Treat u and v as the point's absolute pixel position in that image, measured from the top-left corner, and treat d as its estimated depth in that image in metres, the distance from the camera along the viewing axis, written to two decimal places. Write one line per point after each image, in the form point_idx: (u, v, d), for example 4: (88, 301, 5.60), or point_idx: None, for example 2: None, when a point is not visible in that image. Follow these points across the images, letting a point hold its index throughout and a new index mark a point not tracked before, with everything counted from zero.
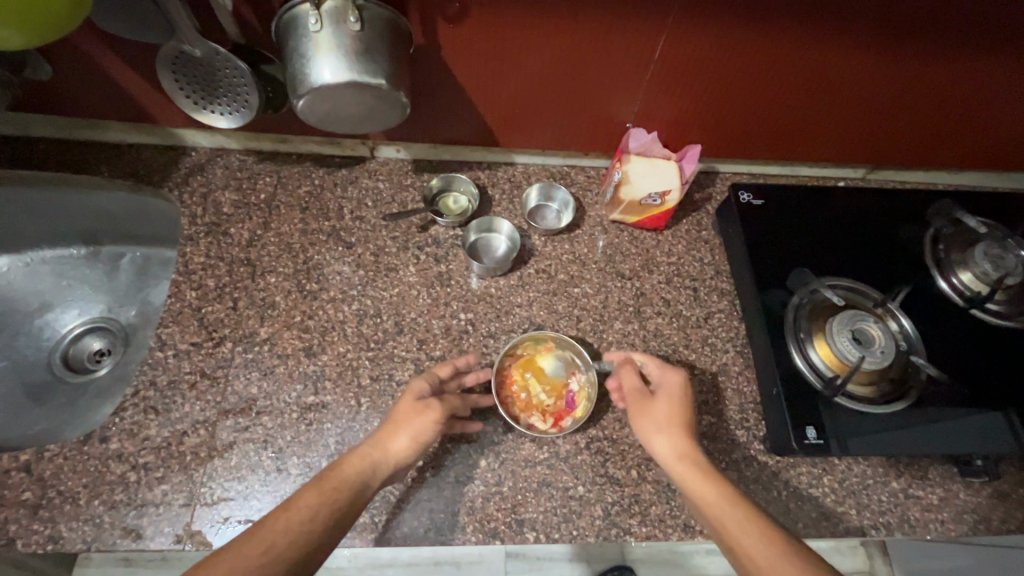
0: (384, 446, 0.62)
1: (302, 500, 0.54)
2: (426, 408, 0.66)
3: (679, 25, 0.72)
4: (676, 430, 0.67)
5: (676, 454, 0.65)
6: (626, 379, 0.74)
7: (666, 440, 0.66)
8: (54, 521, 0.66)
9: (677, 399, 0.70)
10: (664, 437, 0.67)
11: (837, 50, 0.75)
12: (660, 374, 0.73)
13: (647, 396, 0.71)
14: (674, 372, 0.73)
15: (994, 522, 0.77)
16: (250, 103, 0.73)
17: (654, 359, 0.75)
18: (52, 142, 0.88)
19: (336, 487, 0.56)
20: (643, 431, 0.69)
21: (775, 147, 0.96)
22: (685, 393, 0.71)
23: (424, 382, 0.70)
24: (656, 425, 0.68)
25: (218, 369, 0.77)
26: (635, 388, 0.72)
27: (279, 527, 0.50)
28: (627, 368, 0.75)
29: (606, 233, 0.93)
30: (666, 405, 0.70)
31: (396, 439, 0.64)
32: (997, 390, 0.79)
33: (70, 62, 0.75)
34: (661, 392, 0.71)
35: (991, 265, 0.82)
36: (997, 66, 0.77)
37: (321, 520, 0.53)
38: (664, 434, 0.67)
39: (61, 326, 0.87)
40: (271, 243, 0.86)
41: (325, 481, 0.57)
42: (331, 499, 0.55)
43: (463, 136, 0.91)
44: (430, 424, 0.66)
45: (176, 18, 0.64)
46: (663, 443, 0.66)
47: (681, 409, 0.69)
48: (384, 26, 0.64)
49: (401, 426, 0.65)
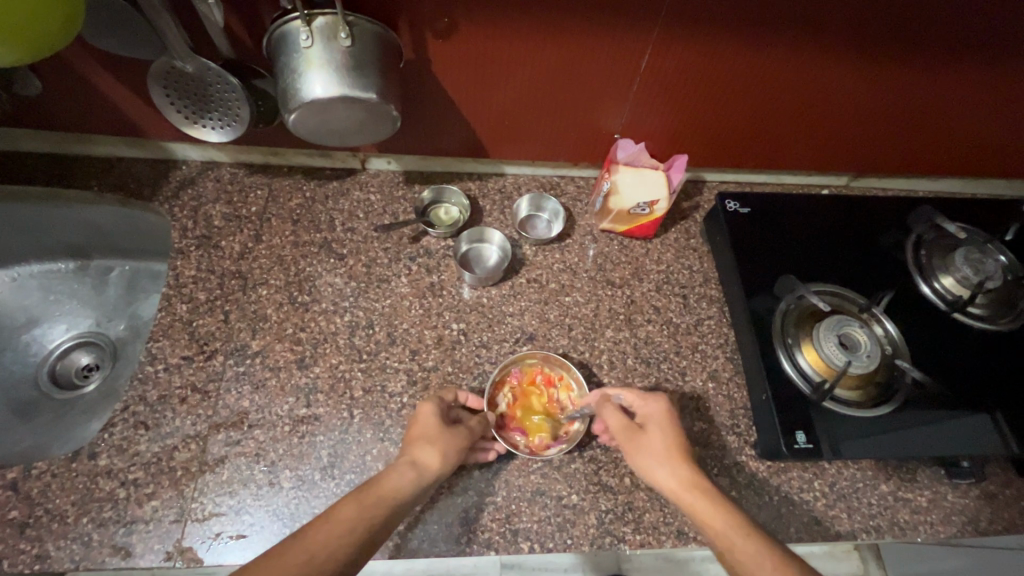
0: (418, 462, 0.63)
1: (342, 513, 0.53)
2: (453, 431, 0.69)
3: (663, 40, 0.74)
4: (674, 460, 0.66)
5: (678, 484, 0.63)
6: (611, 419, 0.72)
7: (668, 469, 0.65)
8: (41, 540, 0.65)
9: (669, 429, 0.70)
10: (666, 468, 0.65)
11: (819, 60, 0.77)
12: (645, 405, 0.73)
13: (636, 429, 0.70)
14: (655, 401, 0.73)
15: (981, 523, 0.78)
16: (240, 117, 0.73)
17: (631, 390, 0.76)
18: (41, 156, 0.88)
19: (376, 502, 0.56)
20: (642, 464, 0.67)
21: (760, 156, 0.98)
22: (671, 420, 0.71)
23: (432, 406, 0.71)
24: (655, 456, 0.67)
25: (209, 383, 0.77)
26: (623, 423, 0.71)
27: (319, 540, 0.50)
28: (606, 407, 0.73)
29: (596, 242, 0.94)
30: (659, 436, 0.69)
31: (427, 452, 0.65)
32: (980, 392, 0.80)
33: (61, 78, 0.76)
34: (650, 423, 0.71)
35: (971, 270, 0.84)
36: (972, 75, 0.80)
37: (358, 537, 0.52)
38: (664, 464, 0.65)
39: (49, 341, 0.86)
40: (263, 255, 0.86)
41: (366, 496, 0.56)
42: (369, 513, 0.55)
43: (454, 148, 0.92)
44: (455, 440, 0.68)
45: (167, 35, 0.65)
46: (666, 474, 0.65)
47: (673, 434, 0.69)
48: (374, 41, 0.65)
49: (432, 444, 0.66)
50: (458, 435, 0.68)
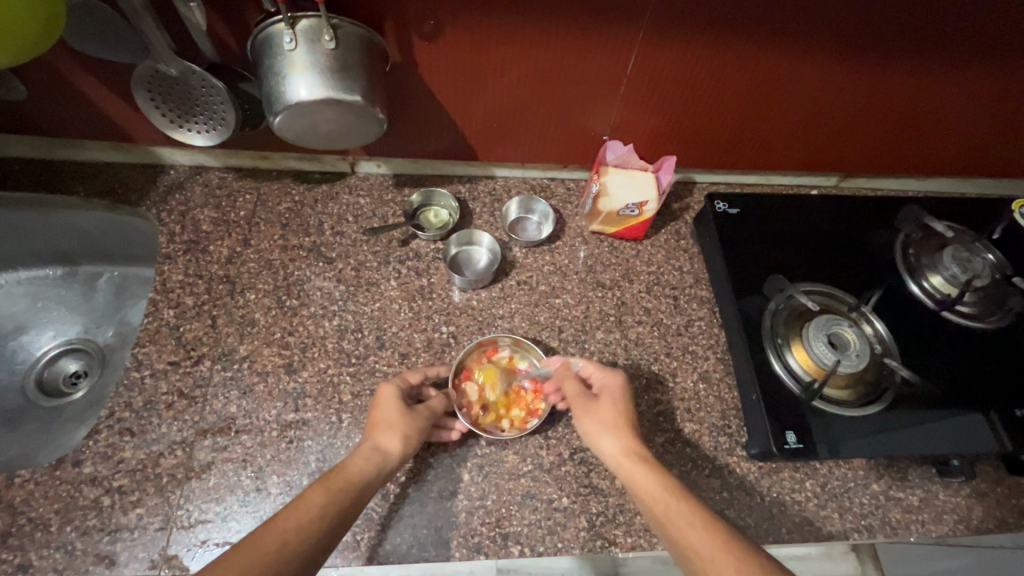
0: (381, 447, 0.64)
1: (309, 501, 0.53)
2: (415, 414, 0.69)
3: (650, 41, 0.74)
4: (621, 431, 0.68)
5: (621, 453, 0.66)
6: (567, 387, 0.74)
7: (613, 439, 0.67)
8: (23, 549, 0.65)
9: (620, 401, 0.71)
10: (611, 438, 0.67)
11: (807, 61, 0.78)
12: (600, 377, 0.74)
13: (590, 399, 0.72)
14: (610, 374, 0.75)
15: (974, 521, 0.78)
16: (226, 121, 0.73)
17: (591, 361, 0.77)
18: (25, 162, 0.87)
19: (342, 489, 0.56)
20: (589, 431, 0.69)
21: (749, 157, 0.98)
22: (625, 392, 0.72)
23: (394, 386, 0.70)
24: (603, 425, 0.69)
25: (196, 388, 0.76)
26: (578, 392, 0.73)
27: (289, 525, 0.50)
28: (567, 378, 0.76)
29: (586, 243, 0.94)
30: (609, 407, 0.70)
31: (388, 437, 0.65)
32: (970, 390, 0.80)
33: (46, 83, 0.75)
34: (604, 394, 0.72)
35: (959, 268, 0.85)
36: (958, 75, 0.80)
37: (327, 520, 0.52)
38: (610, 435, 0.68)
39: (36, 349, 0.85)
40: (251, 260, 0.86)
41: (330, 483, 0.56)
42: (337, 499, 0.55)
43: (442, 150, 0.92)
44: (417, 418, 0.68)
45: (151, 39, 0.65)
46: (610, 443, 0.67)
47: (624, 408, 0.71)
48: (358, 43, 0.65)
49: (389, 430, 0.66)
50: (419, 414, 0.69)
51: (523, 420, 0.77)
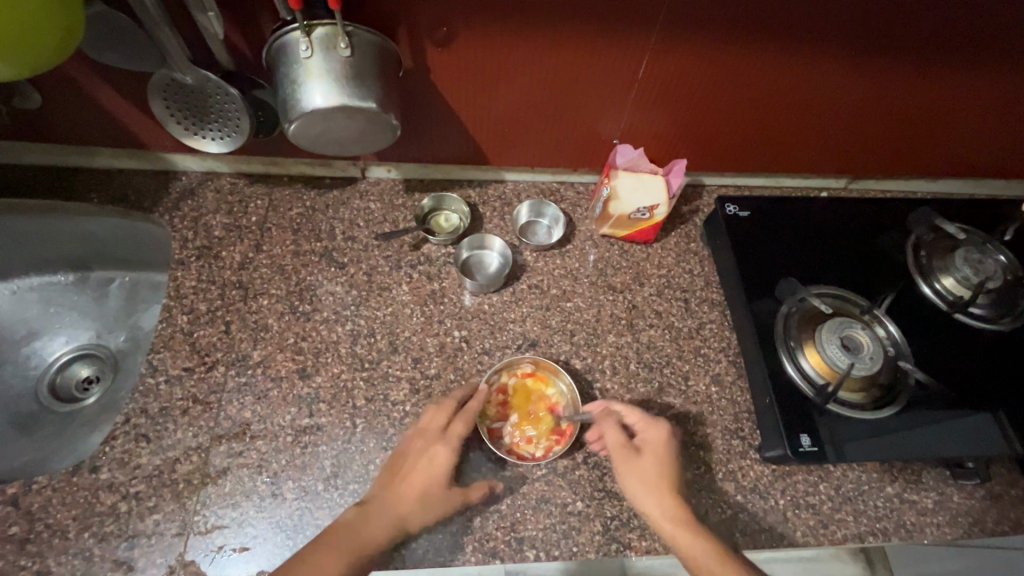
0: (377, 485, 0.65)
1: None
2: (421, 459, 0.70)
3: (661, 46, 0.74)
4: (661, 488, 0.68)
5: (660, 515, 0.67)
6: (610, 436, 0.72)
7: (657, 501, 0.68)
8: (42, 555, 0.65)
9: (663, 457, 0.71)
10: (654, 497, 0.68)
11: (817, 65, 0.78)
12: (645, 430, 0.73)
13: (633, 452, 0.71)
14: (655, 427, 0.73)
15: (988, 524, 0.78)
16: (240, 128, 0.73)
17: (635, 411, 0.74)
18: (40, 169, 0.88)
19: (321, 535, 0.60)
20: (631, 487, 0.69)
21: (758, 160, 0.98)
22: (670, 450, 0.71)
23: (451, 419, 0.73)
24: (646, 485, 0.69)
25: (210, 394, 0.76)
26: (620, 441, 0.71)
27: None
28: (608, 425, 0.73)
29: (596, 247, 0.94)
30: (654, 465, 0.70)
31: None
32: (984, 392, 0.80)
33: (61, 92, 0.76)
34: (647, 449, 0.71)
35: (971, 270, 0.84)
36: (968, 78, 0.81)
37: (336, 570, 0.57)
38: (651, 496, 0.68)
39: (48, 354, 0.86)
40: (263, 266, 0.86)
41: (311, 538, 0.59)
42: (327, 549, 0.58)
43: (452, 154, 0.92)
44: (446, 461, 0.69)
45: (167, 47, 0.65)
46: (652, 504, 0.68)
47: (668, 466, 0.70)
48: (372, 50, 0.66)
49: (432, 482, 0.68)
50: (448, 454, 0.70)
51: (517, 442, 0.76)
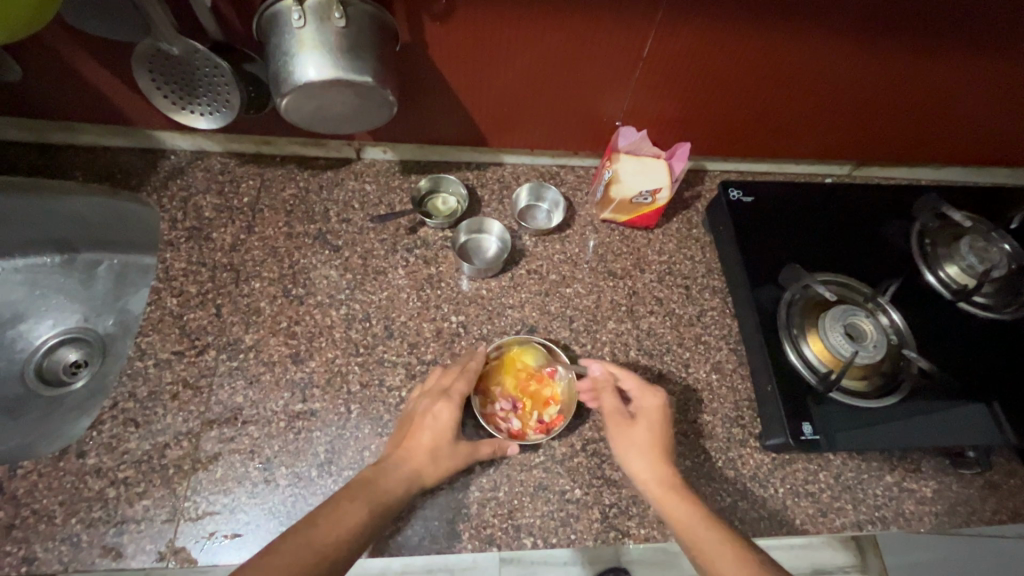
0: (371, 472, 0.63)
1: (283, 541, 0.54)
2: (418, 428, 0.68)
3: (666, 23, 0.72)
4: (657, 455, 0.68)
5: (657, 483, 0.66)
6: (606, 400, 0.73)
7: (645, 463, 0.67)
8: (28, 541, 0.63)
9: (659, 425, 0.70)
10: (642, 462, 0.67)
11: (826, 45, 0.76)
12: (642, 396, 0.72)
13: (626, 419, 0.71)
14: (652, 394, 0.72)
15: (986, 513, 0.78)
16: (230, 103, 0.71)
17: (633, 377, 0.74)
18: (23, 146, 0.85)
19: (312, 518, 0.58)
20: (623, 452, 0.69)
21: (762, 144, 0.96)
22: (665, 417, 0.71)
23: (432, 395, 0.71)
24: (637, 449, 0.68)
25: (201, 378, 0.74)
26: (615, 406, 0.72)
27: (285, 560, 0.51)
28: (606, 389, 0.74)
29: (596, 232, 0.92)
30: (646, 432, 0.69)
31: (387, 472, 0.64)
32: (985, 382, 0.79)
33: (43, 64, 0.73)
34: (642, 415, 0.71)
35: (976, 258, 0.83)
36: (979, 63, 0.79)
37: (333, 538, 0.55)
38: (644, 462, 0.67)
39: (35, 337, 0.83)
40: (255, 247, 0.84)
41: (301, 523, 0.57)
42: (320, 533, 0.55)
43: (449, 135, 0.89)
44: (452, 418, 0.69)
45: (152, 15, 0.62)
46: (643, 468, 0.67)
47: (661, 431, 0.70)
48: (369, 22, 0.63)
49: (440, 437, 0.67)
50: (452, 409, 0.69)
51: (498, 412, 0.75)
